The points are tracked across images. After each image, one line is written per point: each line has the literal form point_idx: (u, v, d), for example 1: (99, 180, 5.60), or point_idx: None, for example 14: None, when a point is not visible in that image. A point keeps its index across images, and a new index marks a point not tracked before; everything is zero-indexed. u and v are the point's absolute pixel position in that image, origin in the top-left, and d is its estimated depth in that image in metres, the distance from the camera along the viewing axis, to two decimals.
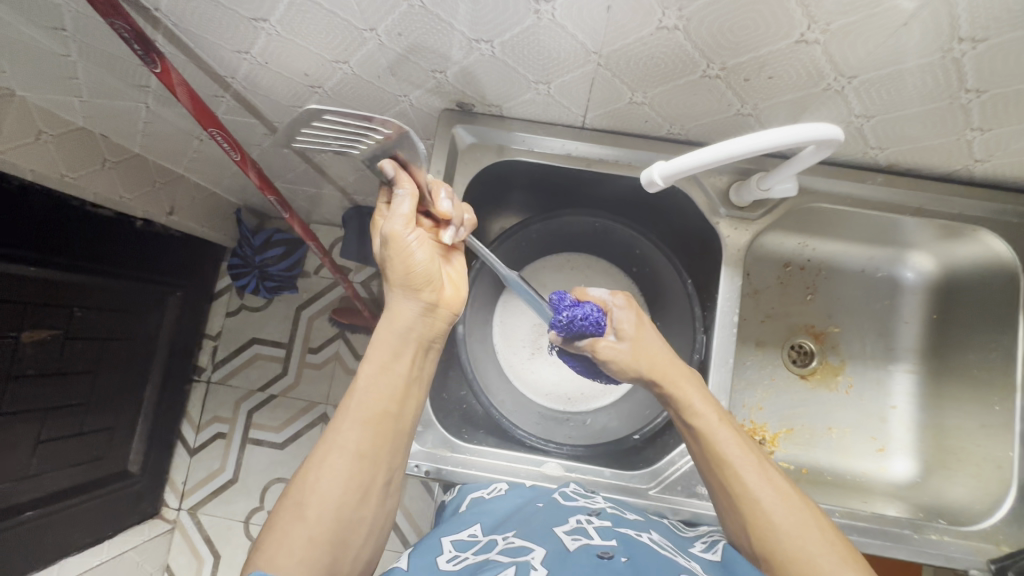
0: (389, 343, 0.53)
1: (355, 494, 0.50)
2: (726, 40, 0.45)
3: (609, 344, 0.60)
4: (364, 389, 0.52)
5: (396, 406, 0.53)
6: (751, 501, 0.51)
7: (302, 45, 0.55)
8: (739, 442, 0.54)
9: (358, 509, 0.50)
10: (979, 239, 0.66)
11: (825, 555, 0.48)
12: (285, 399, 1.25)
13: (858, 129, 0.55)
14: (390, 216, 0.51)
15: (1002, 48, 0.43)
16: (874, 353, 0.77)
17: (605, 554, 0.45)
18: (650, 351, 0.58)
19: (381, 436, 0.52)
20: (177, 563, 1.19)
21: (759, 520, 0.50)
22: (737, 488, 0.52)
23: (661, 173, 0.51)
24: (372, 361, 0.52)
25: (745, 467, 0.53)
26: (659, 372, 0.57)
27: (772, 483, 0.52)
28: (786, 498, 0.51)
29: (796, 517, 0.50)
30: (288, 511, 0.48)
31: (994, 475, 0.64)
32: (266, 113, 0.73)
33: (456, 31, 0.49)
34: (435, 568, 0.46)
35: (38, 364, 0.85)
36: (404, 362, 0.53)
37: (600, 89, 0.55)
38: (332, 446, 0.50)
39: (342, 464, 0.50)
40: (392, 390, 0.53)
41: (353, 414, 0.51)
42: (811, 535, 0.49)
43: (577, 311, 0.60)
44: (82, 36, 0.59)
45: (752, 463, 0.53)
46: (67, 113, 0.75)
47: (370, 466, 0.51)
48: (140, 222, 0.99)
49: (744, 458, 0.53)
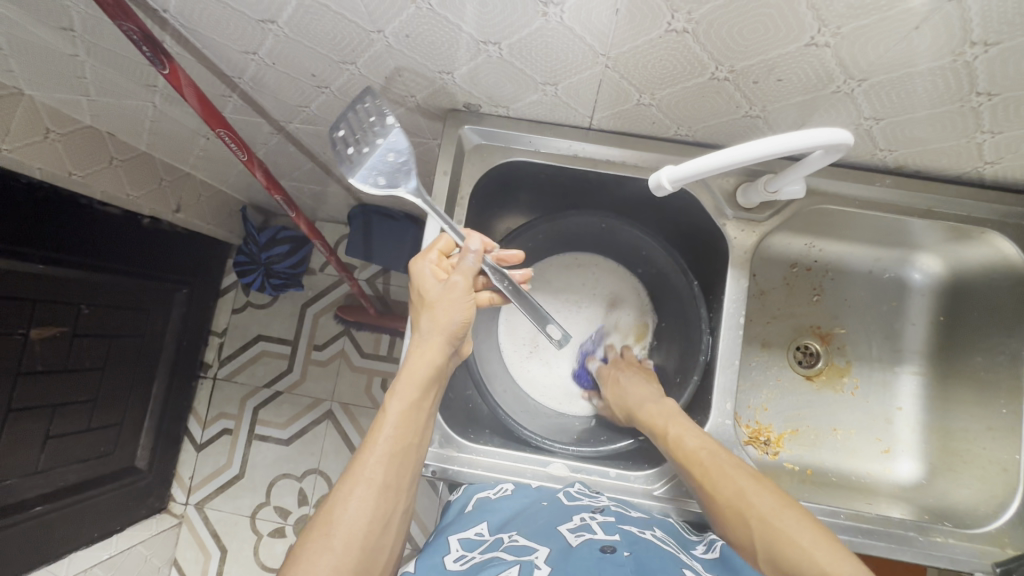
0: (417, 379, 0.55)
1: (380, 522, 0.51)
2: (734, 43, 0.45)
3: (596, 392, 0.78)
4: (392, 423, 0.53)
5: (417, 438, 0.55)
6: (712, 490, 0.56)
7: (310, 46, 0.55)
8: (691, 436, 0.60)
9: (381, 541, 0.51)
10: (987, 241, 0.66)
11: (781, 517, 0.51)
12: (290, 396, 1.26)
13: (867, 130, 0.55)
14: (461, 272, 0.56)
15: (1014, 51, 0.42)
16: (880, 355, 0.77)
17: (607, 547, 0.46)
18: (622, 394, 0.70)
19: (405, 468, 0.54)
20: (184, 557, 1.20)
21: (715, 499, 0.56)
22: (699, 481, 0.57)
23: (669, 177, 0.51)
24: (400, 397, 0.54)
25: (694, 461, 0.58)
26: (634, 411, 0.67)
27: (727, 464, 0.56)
28: (730, 476, 0.55)
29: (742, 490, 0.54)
30: (314, 545, 0.48)
31: (1000, 478, 0.64)
32: (273, 112, 0.73)
33: (464, 33, 0.49)
34: (441, 568, 0.47)
35: (47, 361, 0.86)
36: (427, 395, 0.56)
37: (607, 90, 0.55)
38: (358, 479, 0.51)
39: (368, 496, 0.50)
40: (416, 424, 0.55)
41: (378, 449, 0.52)
42: (766, 502, 0.52)
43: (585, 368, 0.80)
44: (89, 36, 0.59)
45: (700, 455, 0.58)
46: (75, 112, 0.76)
47: (394, 498, 0.52)
48: (146, 220, 1.00)
49: (701, 456, 0.58)
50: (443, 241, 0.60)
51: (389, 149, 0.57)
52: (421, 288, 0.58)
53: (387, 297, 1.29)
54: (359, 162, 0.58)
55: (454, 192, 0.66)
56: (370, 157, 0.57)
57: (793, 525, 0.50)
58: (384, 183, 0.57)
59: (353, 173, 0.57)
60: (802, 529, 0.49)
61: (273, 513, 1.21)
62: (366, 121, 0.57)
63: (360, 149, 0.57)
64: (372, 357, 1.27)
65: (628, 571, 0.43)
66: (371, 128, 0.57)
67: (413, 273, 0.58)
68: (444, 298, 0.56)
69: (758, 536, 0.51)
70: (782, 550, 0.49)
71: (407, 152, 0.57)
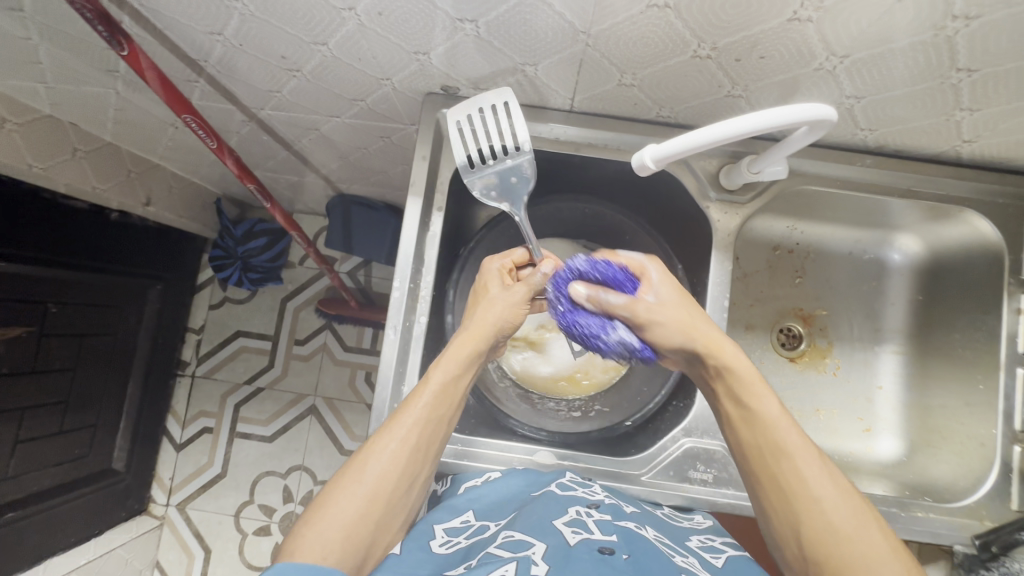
0: (461, 356, 0.56)
1: (404, 480, 0.51)
2: (717, 19, 0.44)
3: (612, 298, 0.57)
4: (432, 390, 0.54)
5: (451, 410, 0.55)
6: (818, 504, 0.48)
7: (278, 26, 0.52)
8: (799, 432, 0.51)
9: (402, 501, 0.51)
10: (965, 220, 0.67)
11: (857, 538, 0.46)
12: (272, 392, 1.24)
13: (849, 109, 0.55)
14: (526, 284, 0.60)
15: (993, 26, 0.42)
16: (861, 336, 0.78)
17: (606, 549, 0.44)
18: (670, 308, 0.56)
19: (436, 437, 0.54)
20: (167, 559, 1.18)
21: (813, 517, 0.47)
22: (799, 492, 0.49)
23: (652, 156, 0.50)
24: (443, 367, 0.55)
25: (806, 465, 0.49)
26: (693, 331, 0.55)
27: (804, 454, 0.50)
28: (847, 497, 0.48)
29: (857, 518, 0.47)
30: (342, 489, 0.49)
31: (977, 452, 0.65)
32: (243, 98, 0.70)
33: (440, 10, 0.47)
34: (427, 550, 0.47)
35: (12, 363, 0.83)
36: (468, 372, 0.57)
37: (589, 71, 0.54)
38: (393, 435, 0.51)
39: (398, 453, 0.51)
40: (455, 397, 0.55)
41: (415, 411, 0.53)
42: (842, 514, 0.47)
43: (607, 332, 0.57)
44: (42, 17, 0.56)
45: (814, 463, 0.50)
46: (31, 99, 0.72)
47: (421, 462, 0.53)
48: (115, 213, 0.96)
49: (812, 465, 0.49)
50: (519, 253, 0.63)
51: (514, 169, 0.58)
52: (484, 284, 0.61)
53: (369, 289, 1.26)
54: (479, 168, 0.58)
55: (433, 178, 0.65)
56: (491, 170, 0.58)
57: (870, 549, 0.45)
58: (496, 200, 0.59)
59: (470, 181, 0.58)
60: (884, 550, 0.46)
61: (258, 511, 1.19)
62: (499, 129, 0.56)
63: (486, 158, 0.58)
64: (355, 350, 1.25)
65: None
66: (502, 137, 0.56)
67: (481, 271, 0.62)
68: (504, 296, 0.59)
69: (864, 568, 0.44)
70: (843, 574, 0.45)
71: (528, 179, 0.58)
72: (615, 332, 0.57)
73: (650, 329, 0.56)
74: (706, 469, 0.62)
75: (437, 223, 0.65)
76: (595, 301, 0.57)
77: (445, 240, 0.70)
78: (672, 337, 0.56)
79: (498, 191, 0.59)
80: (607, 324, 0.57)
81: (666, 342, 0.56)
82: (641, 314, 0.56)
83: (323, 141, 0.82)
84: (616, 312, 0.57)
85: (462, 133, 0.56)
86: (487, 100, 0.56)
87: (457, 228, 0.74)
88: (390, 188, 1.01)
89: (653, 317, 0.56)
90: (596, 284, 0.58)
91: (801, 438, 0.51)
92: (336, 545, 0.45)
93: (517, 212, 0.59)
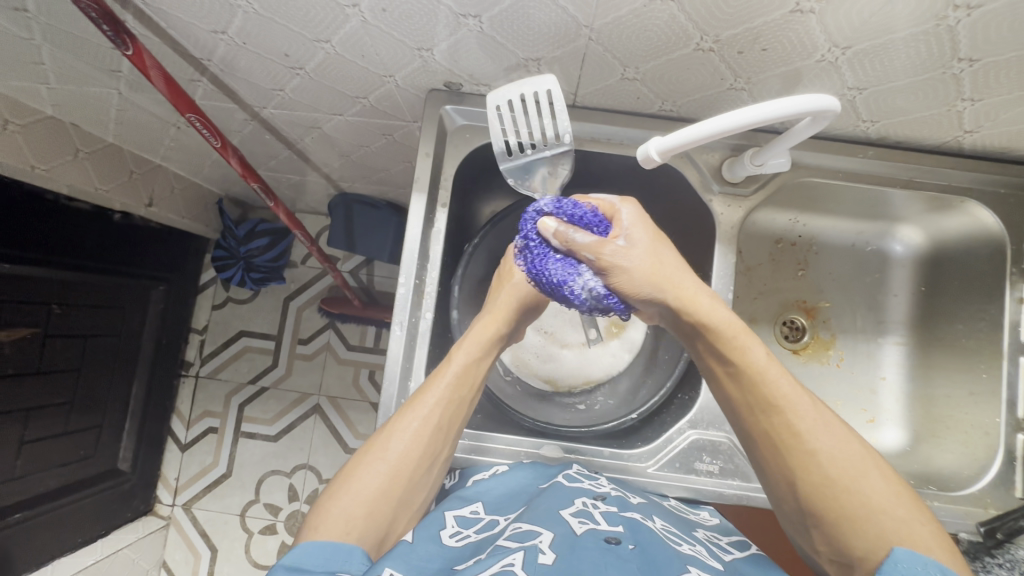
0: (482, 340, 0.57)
1: (425, 459, 0.52)
2: (720, 11, 0.44)
3: (580, 237, 0.53)
4: (454, 371, 0.54)
5: (471, 392, 0.56)
6: (819, 458, 0.48)
7: (281, 23, 0.53)
8: (791, 380, 0.51)
9: (423, 480, 0.52)
10: (967, 210, 0.67)
11: (856, 485, 0.47)
12: (276, 391, 1.24)
13: (850, 101, 0.55)
14: None
15: (994, 16, 0.42)
16: (864, 327, 0.78)
17: (612, 539, 0.45)
18: (639, 255, 0.53)
19: (457, 417, 0.54)
20: (173, 559, 1.18)
21: (811, 470, 0.48)
22: (796, 449, 0.49)
23: (658, 148, 0.50)
24: (465, 349, 0.56)
25: (803, 417, 0.50)
26: (661, 282, 0.52)
27: (797, 405, 0.50)
28: (845, 443, 0.49)
29: (857, 467, 0.48)
30: (367, 465, 0.50)
31: (981, 442, 0.66)
32: (246, 97, 0.70)
33: (443, 4, 0.47)
34: (438, 541, 0.47)
35: (18, 364, 0.84)
36: (488, 355, 0.58)
37: (592, 65, 0.54)
38: (416, 413, 0.52)
39: (422, 431, 0.52)
40: (475, 379, 0.56)
41: (437, 391, 0.53)
42: (838, 466, 0.48)
43: (569, 276, 0.54)
44: (45, 17, 0.56)
45: (811, 413, 0.50)
46: (34, 101, 0.72)
47: (442, 441, 0.53)
48: (118, 216, 0.96)
49: (810, 412, 0.50)
50: None
51: (551, 158, 0.60)
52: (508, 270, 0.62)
53: (371, 288, 1.27)
54: (517, 157, 0.59)
55: (436, 175, 0.65)
56: (529, 159, 0.60)
57: (871, 493, 0.47)
58: (528, 186, 0.62)
59: (506, 169, 0.60)
60: (882, 494, 0.47)
61: (264, 510, 1.19)
62: (540, 122, 0.55)
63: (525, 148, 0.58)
64: (358, 349, 1.25)
65: (634, 566, 0.41)
66: (541, 131, 0.56)
67: (507, 257, 0.63)
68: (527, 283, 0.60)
69: (865, 520, 0.46)
70: (841, 525, 0.47)
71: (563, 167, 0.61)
72: (578, 277, 0.54)
73: (614, 275, 0.53)
74: (712, 460, 0.63)
75: (441, 219, 0.65)
76: (561, 238, 0.53)
77: (449, 236, 0.70)
78: (639, 286, 0.52)
79: (530, 177, 0.61)
80: (571, 268, 0.55)
81: (631, 290, 0.53)
82: (606, 256, 0.52)
83: (325, 140, 0.82)
84: (580, 254, 0.53)
85: (503, 119, 0.55)
86: (530, 88, 0.54)
87: (460, 224, 0.74)
88: (392, 187, 1.01)
89: (619, 262, 0.52)
90: (566, 223, 0.55)
91: (791, 386, 0.51)
92: (359, 521, 0.47)
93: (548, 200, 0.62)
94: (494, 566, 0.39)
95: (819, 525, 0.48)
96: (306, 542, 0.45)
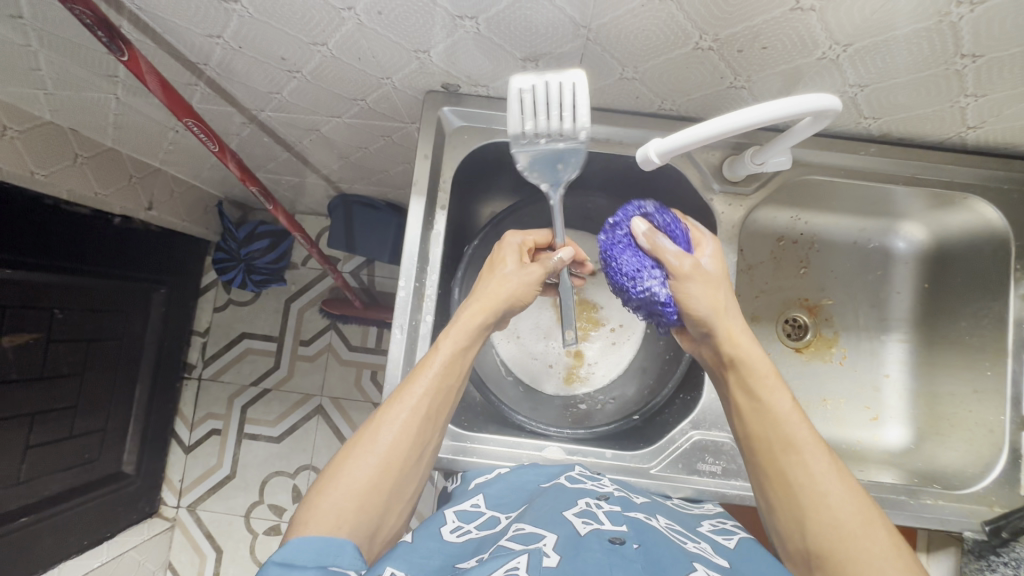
0: (469, 328, 0.56)
1: (414, 449, 0.52)
2: (718, 10, 0.44)
3: (666, 243, 0.55)
4: (441, 360, 0.54)
5: (458, 381, 0.56)
6: (827, 499, 0.48)
7: (277, 27, 0.52)
8: (810, 430, 0.52)
9: (412, 471, 0.52)
10: (970, 207, 0.67)
11: (860, 537, 0.46)
12: (279, 393, 1.24)
13: (851, 98, 0.55)
14: (542, 265, 0.61)
15: (998, 12, 0.42)
16: (867, 324, 0.78)
17: (616, 539, 0.44)
18: (711, 280, 0.55)
19: (445, 406, 0.55)
20: (179, 560, 1.19)
21: (817, 509, 0.48)
22: (805, 487, 0.49)
23: (657, 150, 0.50)
24: (451, 337, 0.55)
25: (816, 460, 0.50)
26: (719, 313, 0.54)
27: (813, 451, 0.51)
28: (854, 494, 0.49)
29: (863, 516, 0.47)
30: (356, 457, 0.50)
31: (986, 439, 0.65)
32: (243, 100, 0.70)
33: (439, 7, 0.47)
34: (439, 538, 0.47)
35: (21, 369, 0.84)
36: (476, 343, 0.57)
37: (589, 66, 0.54)
38: (404, 404, 0.52)
39: (409, 421, 0.51)
40: (461, 367, 0.56)
41: (425, 382, 0.53)
42: (847, 513, 0.47)
43: (641, 273, 0.56)
44: (41, 24, 0.56)
45: (823, 458, 0.50)
46: (32, 106, 0.72)
47: (431, 429, 0.53)
48: (118, 219, 0.95)
49: (822, 459, 0.50)
50: (541, 234, 0.64)
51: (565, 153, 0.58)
52: (496, 258, 0.61)
53: (372, 288, 1.26)
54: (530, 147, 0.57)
55: (435, 177, 0.65)
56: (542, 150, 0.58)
57: (874, 547, 0.46)
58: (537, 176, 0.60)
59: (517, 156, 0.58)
60: (887, 547, 0.46)
61: (268, 512, 1.19)
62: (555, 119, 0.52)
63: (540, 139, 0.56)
64: (360, 350, 1.25)
65: (639, 567, 0.41)
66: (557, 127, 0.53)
67: (499, 246, 0.62)
68: (517, 275, 0.59)
69: (864, 567, 0.45)
70: (843, 568, 0.45)
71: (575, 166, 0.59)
72: (651, 278, 0.56)
73: (681, 288, 0.55)
74: (714, 461, 0.63)
75: (441, 221, 0.65)
76: (648, 238, 0.55)
77: (448, 239, 0.70)
78: (699, 307, 0.54)
79: (541, 169, 0.60)
80: (647, 268, 0.56)
81: (691, 306, 0.54)
82: (685, 268, 0.54)
83: (323, 142, 0.82)
84: (661, 257, 0.55)
85: (522, 106, 0.53)
86: (553, 81, 0.51)
87: (460, 225, 0.74)
88: (391, 187, 1.01)
89: (696, 276, 0.54)
90: (656, 228, 0.56)
91: (812, 436, 0.51)
92: (349, 515, 0.47)
93: (553, 194, 0.62)
94: (499, 569, 0.39)
95: (822, 566, 0.47)
96: (296, 538, 0.44)
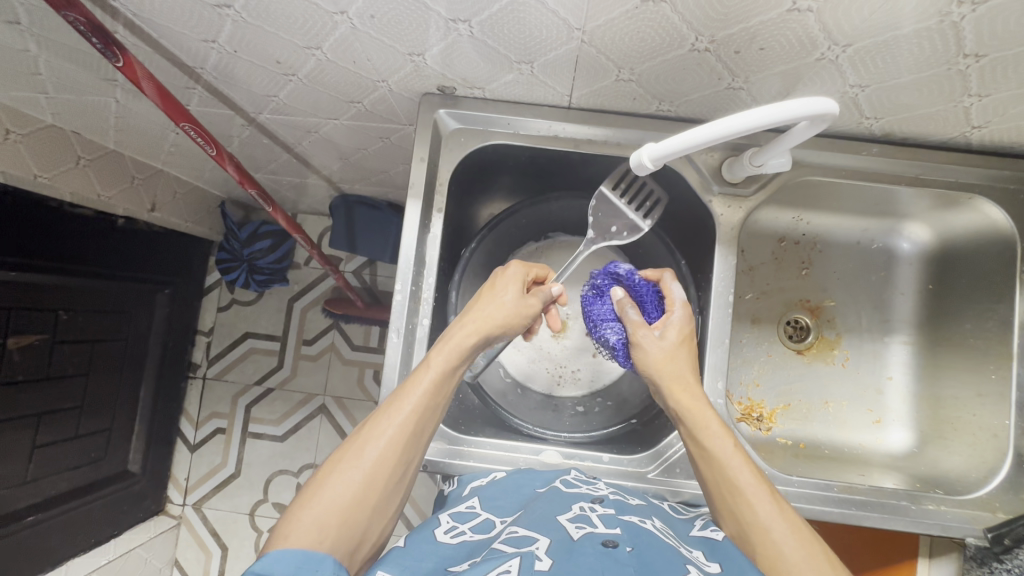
0: (461, 346, 0.56)
1: (397, 467, 0.51)
2: (714, 11, 0.43)
3: (632, 312, 0.62)
4: (431, 377, 0.54)
5: (445, 399, 0.55)
6: (769, 537, 0.47)
7: (271, 31, 0.52)
8: (754, 471, 0.51)
9: (393, 490, 0.51)
10: (975, 207, 0.65)
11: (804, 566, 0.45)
12: (282, 392, 1.25)
13: (853, 98, 0.54)
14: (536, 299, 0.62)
15: (1003, 10, 0.41)
16: (870, 325, 0.77)
17: (609, 542, 0.44)
18: (666, 352, 0.58)
19: (430, 424, 0.54)
20: (185, 557, 1.20)
21: (765, 548, 0.47)
22: (754, 527, 0.48)
23: (647, 155, 0.51)
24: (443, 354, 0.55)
25: (761, 502, 0.49)
26: (666, 373, 0.57)
27: (759, 493, 0.50)
28: (799, 530, 0.47)
29: (808, 553, 0.46)
30: (340, 471, 0.49)
31: (990, 444, 0.64)
32: (241, 103, 0.70)
33: (433, 11, 0.46)
34: (432, 540, 0.47)
35: (27, 370, 0.85)
36: (465, 361, 0.57)
37: (585, 68, 0.53)
38: (391, 420, 0.52)
39: (393, 437, 0.51)
40: (447, 386, 0.55)
41: (411, 400, 0.52)
42: (794, 548, 0.46)
43: (605, 326, 0.64)
44: (38, 29, 0.56)
45: (767, 498, 0.49)
46: (33, 110, 0.73)
47: (416, 447, 0.53)
48: (121, 220, 0.96)
49: (765, 500, 0.49)
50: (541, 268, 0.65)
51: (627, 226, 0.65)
52: (495, 281, 0.61)
53: (374, 288, 1.27)
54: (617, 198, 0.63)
55: (432, 180, 0.65)
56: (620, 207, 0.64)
57: None
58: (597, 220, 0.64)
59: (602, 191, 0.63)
60: None
61: (272, 510, 1.20)
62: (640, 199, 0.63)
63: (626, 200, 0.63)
64: (362, 350, 1.26)
65: (631, 570, 0.41)
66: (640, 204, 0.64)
67: (502, 272, 0.62)
68: (516, 305, 0.59)
69: None
70: None
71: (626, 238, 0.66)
72: (613, 333, 0.63)
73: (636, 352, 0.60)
74: None
75: (437, 223, 0.65)
76: (620, 302, 0.63)
77: (447, 241, 0.70)
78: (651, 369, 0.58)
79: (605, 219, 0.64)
80: (611, 324, 0.63)
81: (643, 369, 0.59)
82: (640, 339, 0.60)
83: (323, 143, 0.81)
84: (624, 320, 0.62)
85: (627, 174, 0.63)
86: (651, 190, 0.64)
87: (459, 227, 0.74)
88: (391, 187, 1.00)
89: (649, 347, 0.59)
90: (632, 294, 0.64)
91: (754, 478, 0.51)
92: (332, 529, 0.46)
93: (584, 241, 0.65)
94: (491, 571, 0.39)
95: None
96: (276, 551, 0.44)
